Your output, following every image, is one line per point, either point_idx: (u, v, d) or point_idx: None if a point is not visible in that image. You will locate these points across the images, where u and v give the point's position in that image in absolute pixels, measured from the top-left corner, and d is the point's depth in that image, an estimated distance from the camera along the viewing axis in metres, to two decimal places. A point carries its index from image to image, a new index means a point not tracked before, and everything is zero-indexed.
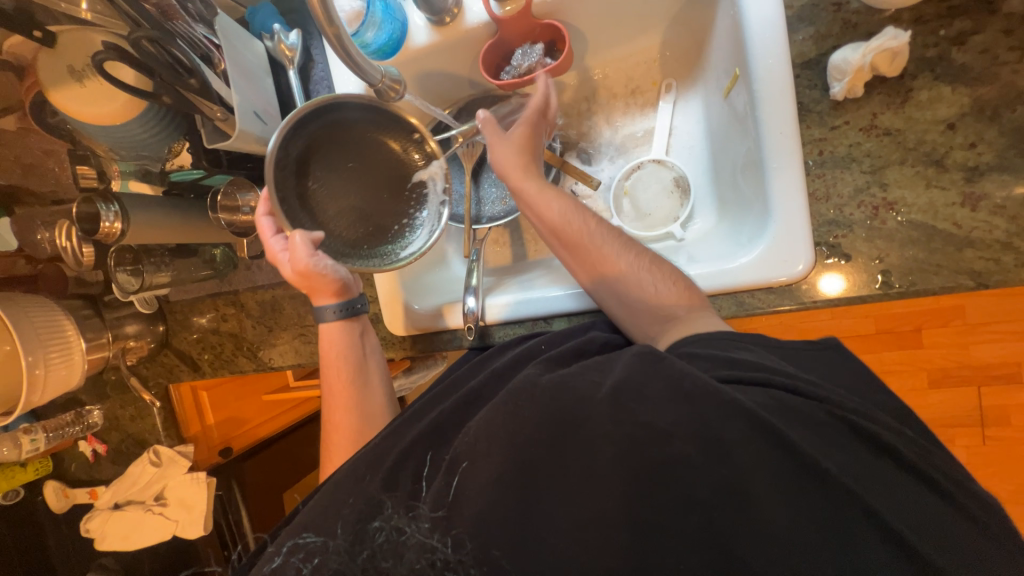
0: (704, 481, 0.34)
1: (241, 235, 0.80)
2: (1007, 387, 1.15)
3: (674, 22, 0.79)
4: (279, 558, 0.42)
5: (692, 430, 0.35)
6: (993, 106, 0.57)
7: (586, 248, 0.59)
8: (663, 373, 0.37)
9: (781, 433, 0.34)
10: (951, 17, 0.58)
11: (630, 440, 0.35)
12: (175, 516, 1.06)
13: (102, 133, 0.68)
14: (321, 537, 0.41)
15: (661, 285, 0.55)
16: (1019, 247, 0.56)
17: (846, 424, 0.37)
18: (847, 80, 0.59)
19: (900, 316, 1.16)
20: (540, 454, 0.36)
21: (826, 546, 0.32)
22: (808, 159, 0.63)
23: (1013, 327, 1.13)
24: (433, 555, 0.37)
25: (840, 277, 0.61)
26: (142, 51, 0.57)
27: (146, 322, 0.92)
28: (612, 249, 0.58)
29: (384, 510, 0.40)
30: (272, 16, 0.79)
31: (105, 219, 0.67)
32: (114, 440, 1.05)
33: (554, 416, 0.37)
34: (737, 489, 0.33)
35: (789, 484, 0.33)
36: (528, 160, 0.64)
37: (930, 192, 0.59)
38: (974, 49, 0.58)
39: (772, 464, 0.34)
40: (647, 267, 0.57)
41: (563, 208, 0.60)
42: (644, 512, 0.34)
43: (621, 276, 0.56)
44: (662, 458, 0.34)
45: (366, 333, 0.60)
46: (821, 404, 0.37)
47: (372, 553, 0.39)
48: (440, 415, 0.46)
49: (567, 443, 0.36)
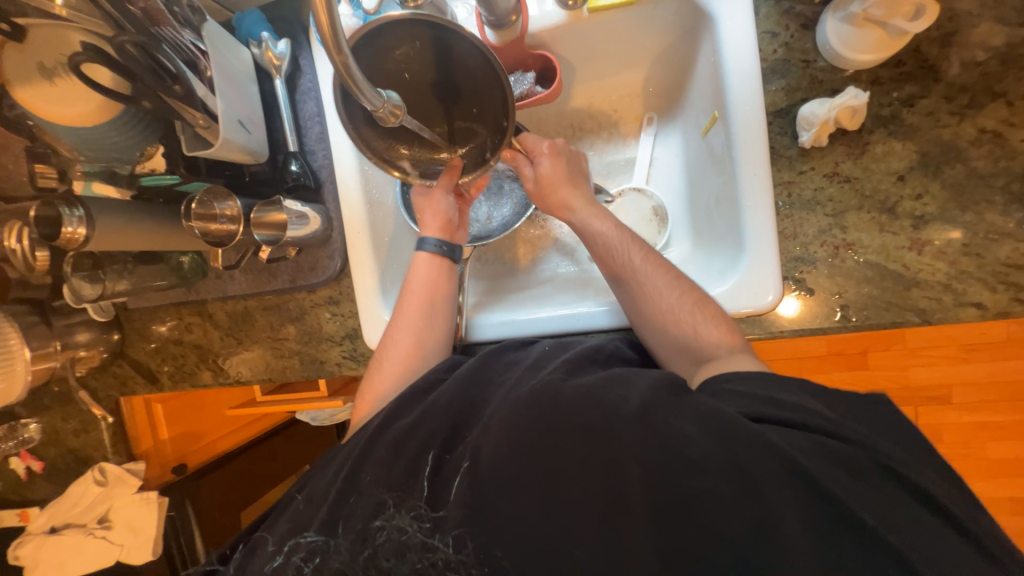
0: (736, 516, 0.36)
1: (216, 245, 0.71)
2: (939, 406, 1.28)
3: (657, 60, 0.84)
4: (280, 557, 0.44)
5: (726, 466, 0.37)
6: (936, 162, 0.64)
7: (629, 283, 0.60)
8: (688, 409, 0.41)
9: (812, 474, 0.36)
10: (902, 81, 0.65)
11: (661, 466, 0.38)
12: (120, 541, 1.04)
13: (70, 133, 0.66)
14: (322, 537, 0.43)
15: (703, 328, 0.55)
16: (957, 288, 0.63)
17: (832, 452, 0.38)
18: (814, 131, 0.65)
19: (849, 340, 1.26)
20: (559, 461, 0.40)
21: (826, 557, 0.34)
22: (778, 199, 0.68)
23: (947, 353, 1.23)
24: (434, 555, 0.40)
25: (799, 303, 0.67)
26: (124, 54, 0.55)
27: (99, 331, 0.86)
28: (655, 286, 0.58)
29: (385, 509, 0.43)
30: (260, 23, 0.78)
31: (66, 224, 0.62)
32: (50, 455, 0.98)
33: (580, 426, 0.41)
34: (741, 486, 0.37)
35: (814, 517, 0.35)
36: (572, 192, 0.65)
37: (883, 236, 0.65)
38: (922, 111, 0.64)
39: (800, 501, 0.36)
40: (689, 310, 0.56)
41: (607, 242, 0.62)
42: (673, 540, 0.36)
43: (662, 315, 0.57)
44: (692, 488, 0.37)
45: (452, 281, 0.71)
46: (819, 435, 0.39)
47: (373, 553, 0.42)
48: (462, 411, 0.48)
49: (597, 462, 0.39)
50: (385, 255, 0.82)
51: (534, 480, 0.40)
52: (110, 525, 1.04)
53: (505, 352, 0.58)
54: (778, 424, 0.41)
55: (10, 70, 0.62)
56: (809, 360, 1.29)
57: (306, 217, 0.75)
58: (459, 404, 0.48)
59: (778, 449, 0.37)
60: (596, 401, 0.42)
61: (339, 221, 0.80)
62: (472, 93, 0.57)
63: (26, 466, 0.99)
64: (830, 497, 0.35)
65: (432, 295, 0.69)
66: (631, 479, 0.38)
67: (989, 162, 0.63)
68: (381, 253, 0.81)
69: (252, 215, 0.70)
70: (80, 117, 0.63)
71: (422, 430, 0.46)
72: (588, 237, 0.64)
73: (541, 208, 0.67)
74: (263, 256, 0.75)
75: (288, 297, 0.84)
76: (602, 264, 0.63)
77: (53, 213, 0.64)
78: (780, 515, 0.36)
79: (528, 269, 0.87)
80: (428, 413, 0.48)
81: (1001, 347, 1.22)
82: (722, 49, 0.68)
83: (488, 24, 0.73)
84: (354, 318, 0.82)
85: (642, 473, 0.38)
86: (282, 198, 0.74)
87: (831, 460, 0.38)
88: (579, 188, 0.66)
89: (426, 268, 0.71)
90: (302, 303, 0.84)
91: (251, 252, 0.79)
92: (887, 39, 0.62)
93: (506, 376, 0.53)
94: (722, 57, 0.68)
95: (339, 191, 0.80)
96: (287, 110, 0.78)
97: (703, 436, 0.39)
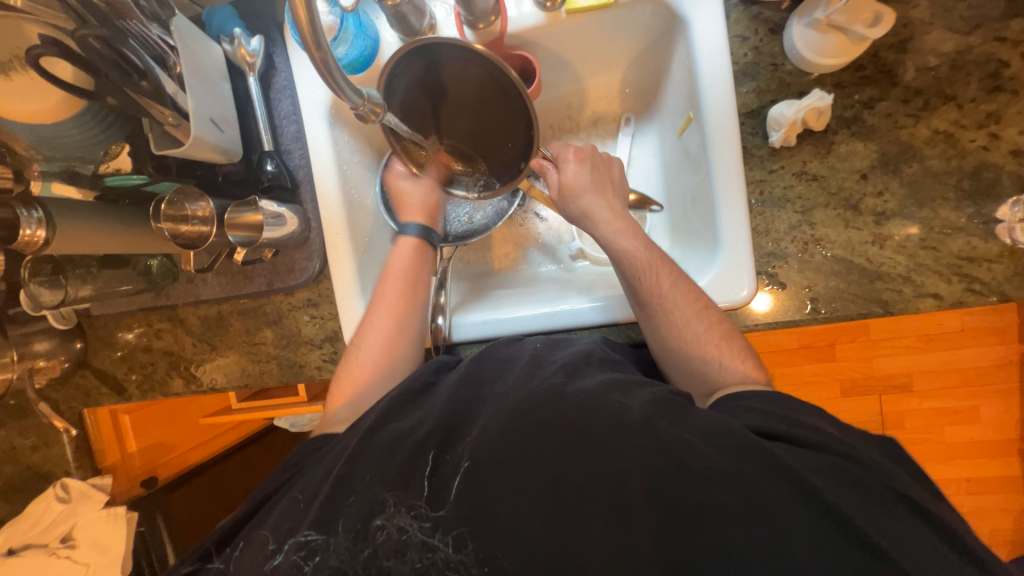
0: (744, 534, 0.38)
1: (188, 248, 0.69)
2: (901, 394, 1.34)
3: (633, 63, 0.86)
4: (280, 556, 0.43)
5: (730, 484, 0.39)
6: (895, 161, 0.68)
7: (655, 309, 0.61)
8: (692, 423, 0.44)
9: (809, 485, 0.39)
10: (863, 85, 0.69)
11: (665, 475, 0.40)
12: (86, 559, 0.97)
13: (30, 131, 0.65)
14: (322, 535, 0.42)
15: (728, 362, 0.57)
16: (916, 280, 0.67)
17: (815, 451, 0.42)
18: (784, 131, 0.68)
19: (819, 333, 1.32)
20: (568, 472, 0.41)
21: (799, 538, 0.37)
22: (752, 197, 0.71)
23: (905, 343, 1.31)
24: (434, 555, 0.41)
25: (771, 297, 0.70)
26: (87, 48, 0.54)
27: (60, 339, 0.82)
28: (683, 315, 0.60)
29: (386, 508, 0.42)
30: (232, 19, 0.75)
31: (25, 227, 0.59)
32: (5, 474, 0.92)
33: (582, 433, 0.43)
34: (742, 500, 0.39)
35: (813, 524, 0.38)
36: (596, 203, 0.67)
37: (848, 231, 0.69)
38: (881, 113, 0.68)
39: (800, 510, 0.38)
40: (714, 343, 0.59)
41: (635, 263, 0.63)
42: (677, 553, 0.38)
43: (687, 346, 0.60)
44: (699, 501, 0.39)
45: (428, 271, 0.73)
46: (811, 443, 0.43)
47: (373, 552, 0.41)
48: (458, 409, 0.49)
49: (602, 475, 0.41)
50: (366, 253, 0.80)
51: (541, 489, 0.41)
52: (75, 543, 0.98)
53: (496, 349, 0.58)
54: (797, 445, 0.43)
55: None
56: (779, 353, 1.35)
57: (282, 217, 0.74)
58: (454, 405, 0.49)
59: (787, 469, 0.40)
60: (596, 409, 0.45)
61: (317, 221, 0.79)
62: (496, 135, 0.67)
63: None
64: (793, 479, 0.39)
65: (412, 280, 0.71)
66: (635, 491, 0.40)
67: (942, 161, 0.67)
68: (361, 251, 0.80)
69: (226, 215, 0.69)
70: (34, 115, 0.63)
71: (417, 432, 0.47)
72: (614, 256, 0.66)
73: (563, 212, 0.70)
74: (239, 258, 0.73)
75: (265, 300, 0.82)
76: (628, 285, 0.64)
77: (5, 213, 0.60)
78: (780, 519, 0.38)
79: (512, 268, 0.88)
80: (424, 416, 0.49)
81: (956, 336, 1.29)
82: (695, 51, 0.70)
83: (466, 24, 0.73)
84: (334, 320, 0.81)
85: (642, 483, 0.40)
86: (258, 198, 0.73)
87: (821, 459, 0.42)
88: (603, 199, 0.68)
89: (407, 255, 0.72)
90: (280, 306, 0.82)
91: (225, 254, 0.77)
92: (847, 43, 0.65)
93: (499, 376, 0.53)
94: (695, 59, 0.70)
95: (317, 190, 0.78)
96: (262, 108, 0.76)
97: (709, 448, 0.41)
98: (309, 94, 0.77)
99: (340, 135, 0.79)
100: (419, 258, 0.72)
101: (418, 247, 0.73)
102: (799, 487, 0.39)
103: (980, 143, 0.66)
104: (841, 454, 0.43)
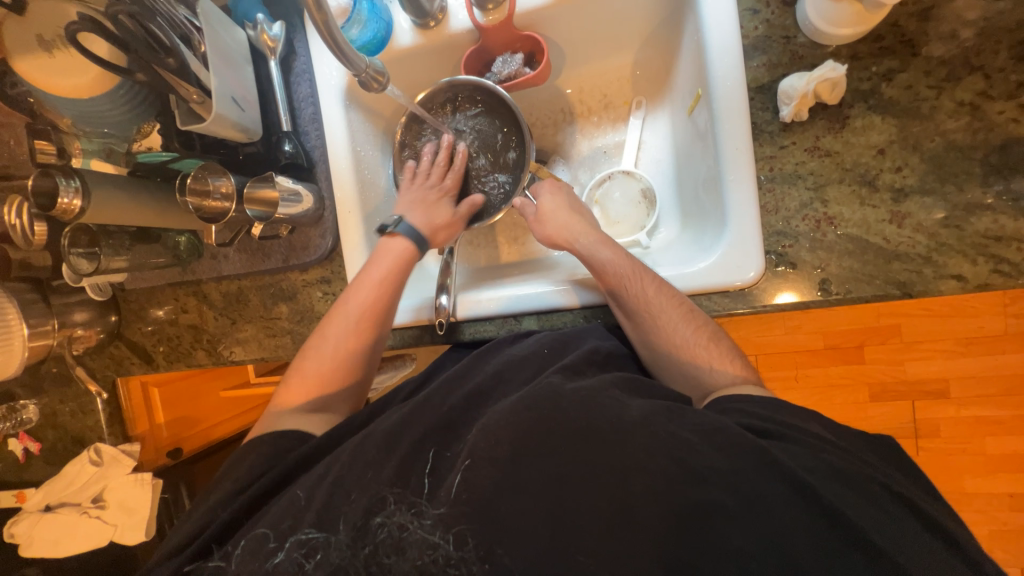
0: (738, 532, 0.38)
1: (209, 222, 0.72)
2: (937, 401, 1.25)
3: (645, 44, 0.85)
4: (280, 554, 0.44)
5: (730, 485, 0.40)
6: (916, 136, 0.64)
7: (642, 316, 0.62)
8: (692, 423, 0.44)
9: (797, 482, 0.39)
10: (882, 56, 0.65)
11: (665, 477, 0.40)
12: (114, 520, 1.02)
13: (67, 106, 0.68)
14: (323, 533, 0.44)
15: (717, 365, 0.58)
16: (938, 261, 0.62)
17: (789, 436, 0.44)
18: (794, 104, 0.65)
19: (843, 333, 1.25)
20: (570, 471, 0.42)
21: (784, 535, 0.38)
22: (761, 174, 0.68)
23: (942, 345, 1.23)
24: (435, 552, 0.42)
25: (795, 295, 0.66)
26: (119, 26, 0.57)
27: (97, 310, 0.89)
28: (670, 320, 0.61)
29: (385, 506, 0.44)
30: (256, 5, 0.79)
31: (63, 195, 0.64)
32: (48, 438, 1.00)
33: (578, 427, 0.43)
34: (741, 504, 0.39)
35: (799, 519, 0.38)
36: (574, 219, 0.73)
37: (863, 209, 0.65)
38: (900, 85, 0.64)
39: (798, 517, 0.38)
40: (704, 345, 0.60)
41: (619, 271, 0.65)
42: (676, 553, 0.38)
43: (678, 351, 0.60)
44: (697, 499, 0.39)
45: (399, 290, 0.68)
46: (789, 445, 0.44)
47: (374, 549, 0.43)
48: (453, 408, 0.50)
49: (605, 477, 0.41)
50: (375, 229, 0.83)
51: (536, 485, 0.41)
52: (104, 504, 1.03)
53: (500, 348, 0.62)
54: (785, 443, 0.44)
55: (11, 43, 0.65)
56: (806, 354, 1.28)
57: (299, 195, 0.76)
58: (456, 404, 0.52)
59: (789, 471, 0.40)
60: (595, 403, 0.45)
61: (331, 200, 0.82)
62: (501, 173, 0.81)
63: (24, 447, 1.01)
64: (769, 458, 0.40)
65: (387, 292, 0.67)
66: (633, 489, 0.40)
67: (968, 134, 0.62)
68: (371, 230, 0.83)
69: (245, 191, 0.70)
70: (65, 92, 0.65)
71: (413, 428, 0.49)
72: (593, 266, 0.68)
73: (539, 232, 0.75)
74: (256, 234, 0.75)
75: (282, 276, 0.85)
76: (614, 292, 0.65)
77: (50, 184, 0.65)
78: (778, 527, 0.38)
79: (520, 254, 0.89)
80: (418, 412, 0.51)
81: (999, 341, 1.21)
82: (704, 26, 0.69)
83: (476, 5, 0.74)
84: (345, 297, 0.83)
85: (644, 481, 0.40)
86: (274, 175, 0.74)
87: (802, 459, 0.42)
88: (578, 218, 0.74)
89: (382, 268, 0.69)
90: (293, 285, 0.85)
91: (245, 231, 0.80)
92: (864, 12, 0.61)
93: (503, 377, 0.56)
94: (706, 35, 0.69)
95: (331, 170, 0.81)
96: (281, 90, 0.79)
97: (707, 448, 0.42)
98: (326, 77, 0.80)
99: (353, 117, 0.82)
100: (407, 261, 0.69)
101: (403, 255, 0.70)
102: (780, 473, 0.40)
103: (1010, 115, 0.61)
104: (806, 438, 0.44)
